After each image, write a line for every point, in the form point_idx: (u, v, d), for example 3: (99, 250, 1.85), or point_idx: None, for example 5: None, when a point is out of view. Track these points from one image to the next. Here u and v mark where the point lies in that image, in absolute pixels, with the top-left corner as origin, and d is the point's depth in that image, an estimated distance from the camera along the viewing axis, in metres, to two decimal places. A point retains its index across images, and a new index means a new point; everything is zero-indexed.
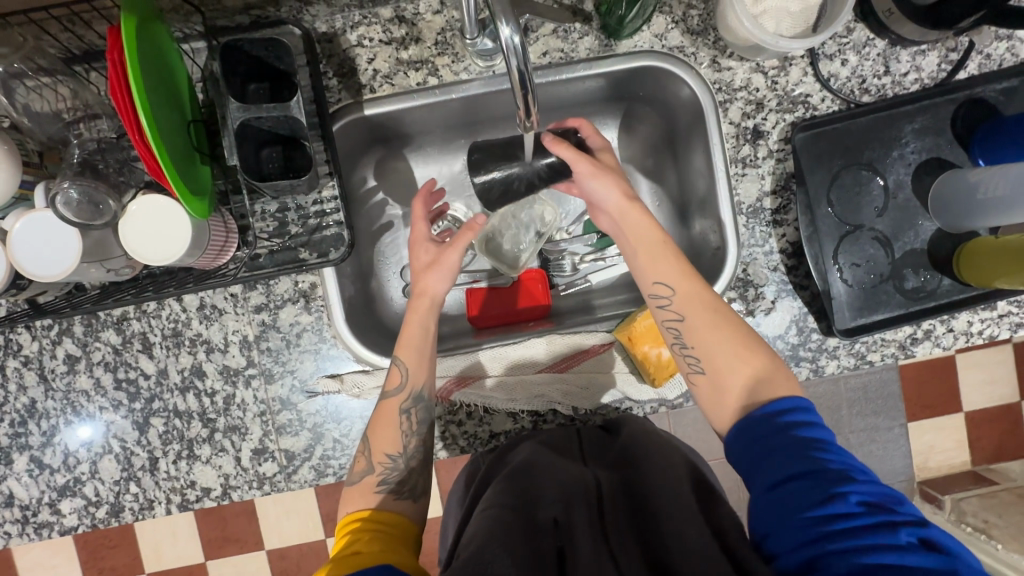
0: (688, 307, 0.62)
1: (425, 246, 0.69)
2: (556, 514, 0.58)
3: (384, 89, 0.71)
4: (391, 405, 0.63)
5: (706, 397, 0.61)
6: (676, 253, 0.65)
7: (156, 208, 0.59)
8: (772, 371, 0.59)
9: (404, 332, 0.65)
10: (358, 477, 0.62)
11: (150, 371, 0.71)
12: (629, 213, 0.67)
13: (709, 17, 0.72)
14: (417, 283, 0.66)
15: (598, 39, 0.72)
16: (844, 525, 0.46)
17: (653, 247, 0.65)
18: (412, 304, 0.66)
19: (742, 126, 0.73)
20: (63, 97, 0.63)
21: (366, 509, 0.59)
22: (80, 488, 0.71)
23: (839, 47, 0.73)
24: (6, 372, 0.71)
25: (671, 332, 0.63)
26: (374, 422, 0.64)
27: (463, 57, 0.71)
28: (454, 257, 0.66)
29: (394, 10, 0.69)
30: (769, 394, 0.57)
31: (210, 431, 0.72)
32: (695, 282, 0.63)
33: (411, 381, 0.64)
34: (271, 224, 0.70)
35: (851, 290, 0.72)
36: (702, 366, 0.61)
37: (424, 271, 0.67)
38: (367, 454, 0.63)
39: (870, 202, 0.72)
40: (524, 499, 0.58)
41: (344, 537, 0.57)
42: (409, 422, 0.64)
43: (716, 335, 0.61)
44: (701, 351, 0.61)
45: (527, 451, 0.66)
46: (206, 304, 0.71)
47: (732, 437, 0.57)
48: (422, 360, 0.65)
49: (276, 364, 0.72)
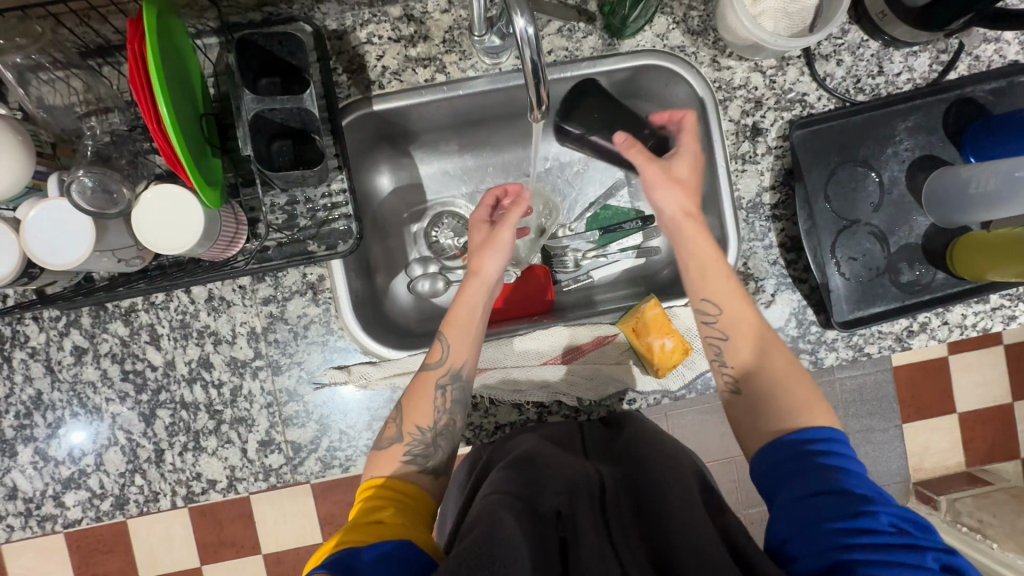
0: (733, 328, 0.64)
1: (480, 226, 0.76)
2: (559, 506, 0.60)
3: (393, 85, 0.72)
4: (428, 377, 0.65)
5: (740, 415, 0.62)
6: (728, 275, 0.66)
7: (168, 199, 0.59)
8: (813, 400, 0.59)
9: (454, 308, 0.69)
10: (385, 444, 0.63)
11: (157, 363, 0.72)
12: (682, 227, 0.69)
13: (709, 18, 0.74)
14: (471, 263, 0.72)
15: (602, 39, 0.74)
16: (871, 540, 0.46)
17: (705, 264, 0.67)
18: (467, 282, 0.71)
19: (742, 124, 0.75)
20: (76, 91, 0.63)
21: (383, 476, 0.60)
22: (85, 480, 0.71)
23: (834, 48, 0.75)
24: (13, 364, 0.71)
25: (713, 348, 0.66)
26: (409, 395, 0.65)
27: (470, 55, 0.72)
28: (506, 235, 0.72)
29: (403, 9, 0.71)
30: (808, 422, 0.57)
31: (217, 423, 0.72)
32: (747, 306, 0.65)
33: (450, 359, 0.66)
34: (280, 216, 0.71)
35: (849, 283, 0.74)
36: (739, 388, 0.63)
37: (479, 251, 0.72)
38: (399, 422, 0.64)
39: (866, 198, 0.74)
40: (530, 490, 0.60)
41: (361, 500, 0.58)
42: (444, 398, 0.65)
43: (759, 358, 0.63)
44: (742, 372, 0.63)
45: (530, 441, 0.67)
46: (214, 295, 0.71)
47: (763, 448, 0.58)
48: (465, 339, 0.67)
49: (284, 355, 0.72)
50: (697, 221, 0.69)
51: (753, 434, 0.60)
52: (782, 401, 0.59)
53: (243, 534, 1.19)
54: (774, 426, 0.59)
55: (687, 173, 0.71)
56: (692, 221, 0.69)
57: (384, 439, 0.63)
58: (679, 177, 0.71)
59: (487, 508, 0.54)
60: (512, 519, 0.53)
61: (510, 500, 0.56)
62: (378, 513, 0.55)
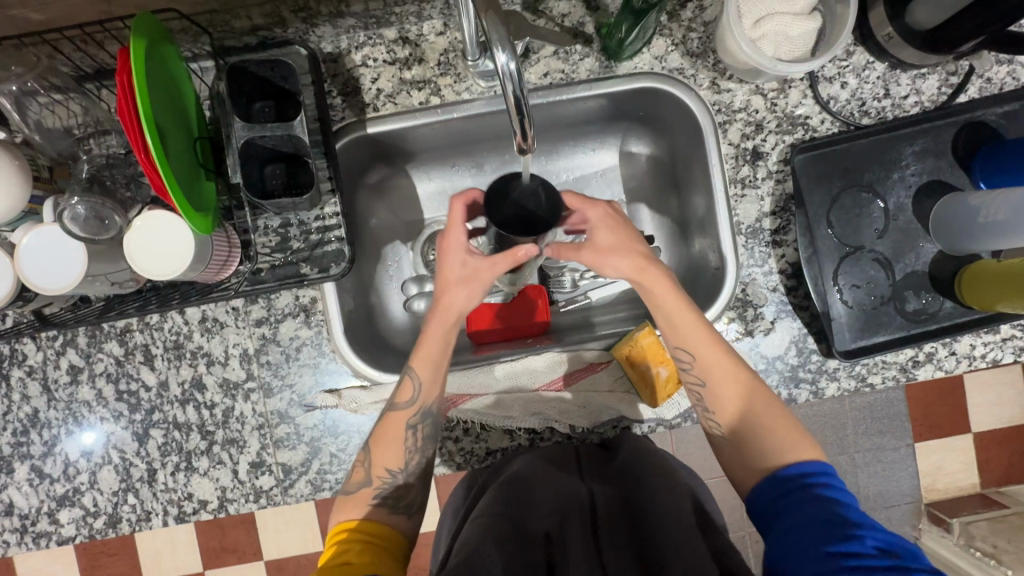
0: (709, 375, 0.63)
1: (461, 257, 0.65)
2: (548, 529, 0.61)
3: (387, 108, 0.72)
4: (397, 419, 0.64)
5: (727, 455, 0.62)
6: (697, 317, 0.64)
7: (160, 223, 0.60)
8: (796, 436, 0.59)
9: (422, 342, 0.66)
10: (354, 487, 0.64)
11: (151, 383, 0.72)
12: (651, 281, 0.65)
13: (708, 41, 0.73)
14: (440, 297, 0.66)
15: (599, 61, 0.73)
16: (859, 563, 0.46)
17: (675, 315, 0.64)
18: (434, 316, 0.66)
19: (741, 148, 0.74)
20: (74, 114, 0.65)
21: (354, 520, 0.61)
22: (79, 498, 0.72)
23: (838, 70, 0.73)
24: (11, 383, 0.72)
25: (695, 395, 0.65)
26: (377, 436, 0.65)
27: (465, 77, 0.72)
28: (488, 278, 0.65)
29: (398, 32, 0.71)
30: (794, 455, 0.57)
31: (209, 444, 0.72)
32: (719, 349, 0.63)
33: (421, 397, 0.65)
34: (273, 239, 0.71)
35: (851, 311, 0.72)
36: (722, 431, 0.62)
37: (453, 285, 0.65)
38: (368, 465, 0.64)
39: (871, 224, 0.72)
40: (518, 510, 0.59)
41: (335, 545, 0.59)
42: (415, 437, 0.65)
43: (739, 401, 0.62)
44: (723, 417, 0.62)
45: (522, 460, 0.68)
46: (208, 317, 0.72)
47: (752, 490, 0.58)
48: (435, 375, 0.65)
49: (276, 377, 0.72)
50: (656, 269, 0.65)
51: (742, 474, 0.60)
52: (765, 444, 0.59)
53: (244, 541, 1.20)
54: (756, 467, 0.58)
55: (612, 240, 0.67)
56: (652, 274, 0.65)
57: (352, 483, 0.64)
58: (604, 249, 0.66)
59: (474, 532, 0.55)
60: (496, 543, 0.53)
61: (497, 523, 0.57)
62: (348, 558, 0.56)
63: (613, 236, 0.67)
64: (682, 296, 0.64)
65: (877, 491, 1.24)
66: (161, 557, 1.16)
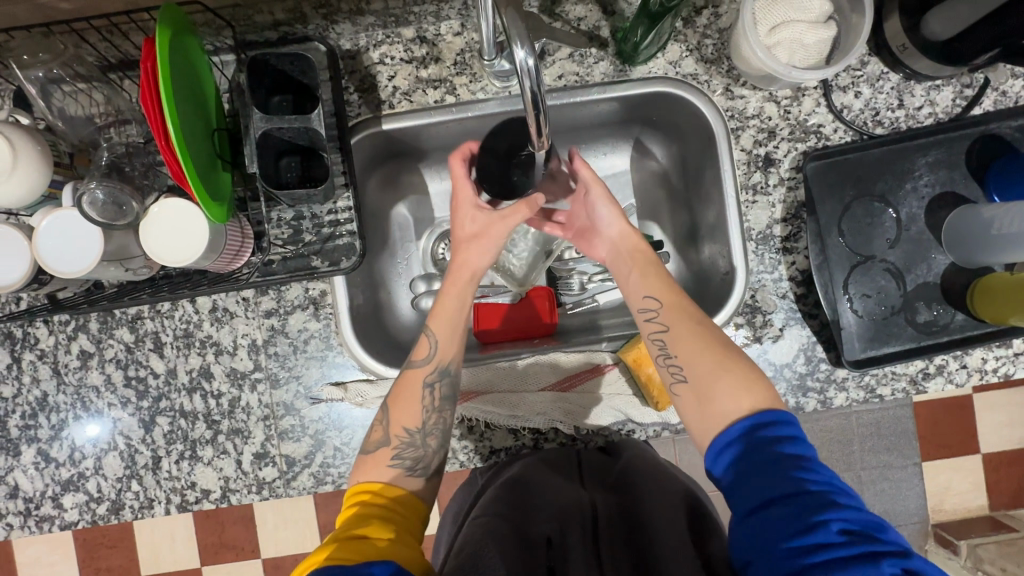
0: (673, 319, 0.64)
1: (470, 214, 0.70)
2: (549, 533, 0.62)
3: (402, 105, 0.73)
4: (415, 376, 0.65)
5: (690, 409, 0.61)
6: (660, 270, 0.69)
7: (176, 210, 0.60)
8: (754, 380, 0.59)
9: (438, 303, 0.68)
10: (374, 447, 0.63)
11: (159, 370, 0.73)
12: (629, 237, 0.73)
13: (723, 47, 0.73)
14: (457, 256, 0.69)
15: (613, 65, 0.74)
16: (826, 555, 0.47)
17: (646, 268, 0.69)
18: (453, 275, 0.69)
19: (753, 154, 0.74)
20: (97, 103, 0.66)
21: (377, 483, 0.61)
22: (83, 483, 0.72)
23: (853, 80, 0.73)
24: (22, 366, 0.73)
25: (657, 343, 0.64)
26: (393, 396, 0.65)
27: (480, 77, 0.73)
28: (500, 230, 0.69)
29: (416, 31, 0.72)
30: (758, 405, 0.58)
31: (214, 433, 0.73)
32: (678, 296, 0.66)
33: (438, 355, 0.65)
34: (286, 231, 0.71)
35: (862, 321, 0.72)
36: (685, 375, 0.62)
37: (465, 245, 0.69)
38: (386, 424, 0.64)
39: (882, 234, 0.72)
40: (519, 513, 0.61)
41: (354, 506, 0.59)
42: (432, 397, 0.65)
43: (702, 342, 0.62)
44: (688, 366, 0.62)
45: (521, 464, 0.68)
46: (218, 307, 0.72)
47: (715, 442, 0.58)
48: (454, 332, 0.66)
49: (282, 368, 0.73)
50: (633, 231, 0.73)
51: (707, 423, 0.59)
52: (730, 391, 0.59)
53: (243, 537, 1.21)
54: (722, 412, 0.58)
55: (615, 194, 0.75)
56: (630, 234, 0.73)
57: (371, 442, 0.64)
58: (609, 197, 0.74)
59: (472, 536, 0.56)
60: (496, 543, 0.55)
61: (496, 524, 0.58)
62: (366, 527, 0.55)
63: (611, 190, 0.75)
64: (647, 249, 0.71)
65: (883, 510, 1.22)
66: (160, 551, 1.19)
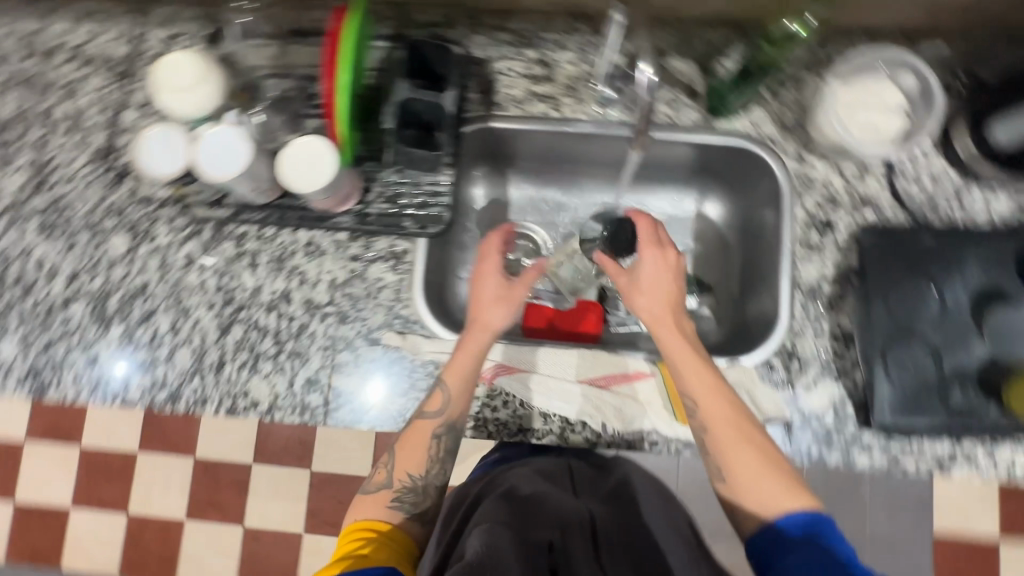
0: (712, 420, 0.67)
1: (495, 279, 0.75)
2: (551, 538, 0.70)
3: (513, 110, 0.84)
4: (425, 426, 0.71)
5: (727, 499, 0.67)
6: (704, 364, 0.69)
7: (310, 147, 0.70)
8: (792, 484, 0.64)
9: (454, 359, 0.72)
10: (376, 487, 0.71)
11: (248, 285, 0.82)
12: (662, 320, 0.71)
13: (803, 119, 0.81)
14: (476, 317, 0.73)
15: (702, 115, 0.83)
16: None
17: (689, 361, 0.69)
18: (472, 333, 0.73)
19: (814, 216, 0.80)
20: (268, 57, 0.81)
21: (377, 521, 0.68)
22: (155, 368, 0.80)
23: (917, 170, 0.80)
24: (136, 255, 0.83)
25: (698, 437, 0.69)
26: (401, 441, 0.72)
27: (585, 101, 0.84)
28: (521, 293, 0.74)
29: (539, 54, 0.83)
30: (793, 507, 0.63)
31: (278, 351, 0.80)
32: (722, 398, 0.67)
33: (449, 411, 0.71)
34: (387, 191, 0.81)
35: (896, 391, 0.74)
36: (724, 473, 0.67)
37: (490, 305, 0.73)
38: (390, 469, 0.71)
39: (926, 313, 0.76)
40: (522, 524, 0.71)
41: (355, 538, 0.67)
42: (437, 448, 0.72)
43: (741, 444, 0.66)
44: (723, 462, 0.67)
45: (519, 474, 0.82)
46: (313, 242, 0.82)
47: (749, 535, 0.64)
48: (464, 389, 0.71)
49: (353, 308, 0.80)
50: (674, 316, 0.72)
51: (740, 515, 0.66)
52: (758, 489, 0.64)
53: (232, 501, 1.17)
54: (757, 509, 0.64)
55: (650, 274, 0.75)
56: (667, 321, 0.71)
57: (374, 483, 0.71)
58: (641, 284, 0.74)
59: (482, 543, 0.65)
60: (508, 546, 0.65)
61: (502, 529, 0.68)
62: (365, 550, 0.64)
63: (655, 278, 0.74)
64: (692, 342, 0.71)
65: None
66: (150, 496, 1.15)
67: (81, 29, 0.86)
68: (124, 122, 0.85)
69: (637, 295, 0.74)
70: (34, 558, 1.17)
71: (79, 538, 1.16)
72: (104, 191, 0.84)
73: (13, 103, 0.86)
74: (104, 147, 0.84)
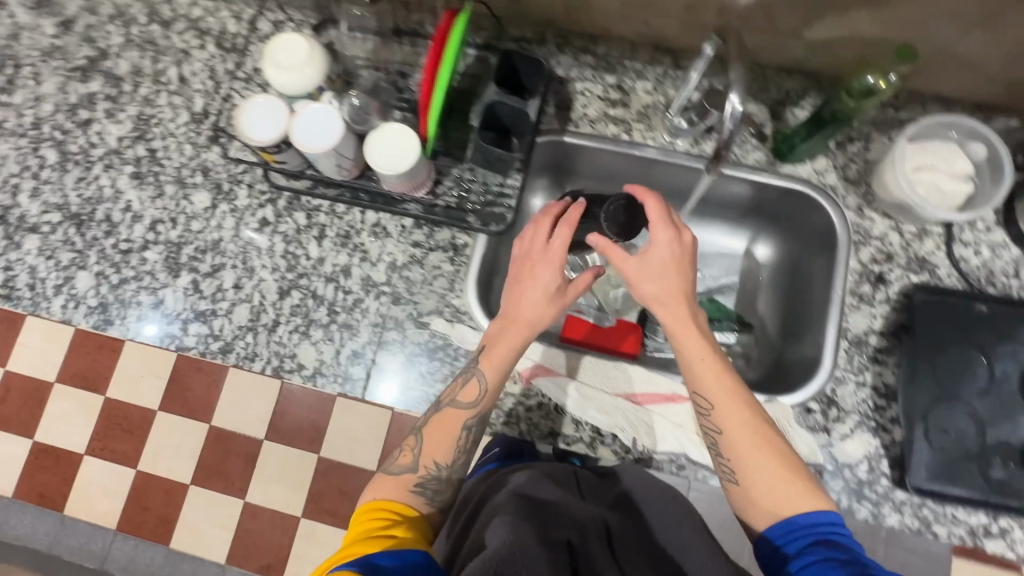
0: (727, 422, 0.66)
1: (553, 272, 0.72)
2: (569, 537, 0.60)
3: (585, 128, 0.88)
4: (455, 417, 0.71)
5: (740, 500, 0.66)
6: (719, 365, 0.68)
7: (396, 132, 0.75)
8: (806, 484, 0.64)
9: (492, 348, 0.71)
10: (399, 469, 0.69)
11: (312, 255, 0.86)
12: (676, 314, 0.69)
13: (866, 174, 0.84)
14: (513, 309, 0.71)
15: (767, 156, 0.85)
16: None
17: (701, 361, 0.68)
18: (512, 327, 0.71)
19: (868, 268, 0.81)
20: (365, 50, 0.87)
21: (395, 501, 0.66)
22: (212, 318, 0.84)
23: (976, 239, 0.81)
24: (215, 213, 0.88)
25: (713, 440, 0.68)
26: (430, 428, 0.71)
27: (656, 129, 0.87)
28: (571, 296, 0.73)
29: (617, 80, 0.88)
30: (806, 506, 0.62)
31: (331, 321, 0.83)
32: (738, 398, 0.67)
33: (484, 400, 0.70)
34: (457, 186, 0.85)
35: (934, 453, 0.73)
36: (737, 476, 0.66)
37: (536, 301, 0.71)
38: (416, 454, 0.69)
39: (973, 381, 0.75)
40: (537, 521, 0.61)
41: (377, 517, 0.64)
42: (466, 438, 0.71)
43: (755, 446, 0.65)
44: (738, 464, 0.66)
45: (524, 475, 0.68)
46: (379, 224, 0.86)
47: (759, 534, 0.64)
48: (500, 377, 0.71)
49: (407, 291, 0.84)
50: (685, 309, 0.70)
51: (751, 516, 0.65)
52: (772, 491, 0.63)
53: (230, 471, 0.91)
54: (769, 511, 0.63)
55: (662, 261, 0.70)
56: (679, 314, 0.69)
57: (398, 464, 0.70)
58: (650, 272, 0.70)
59: (501, 538, 0.56)
60: (529, 543, 0.56)
61: (517, 523, 0.58)
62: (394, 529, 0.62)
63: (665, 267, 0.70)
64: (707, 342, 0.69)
65: None
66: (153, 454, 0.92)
67: (201, 5, 0.95)
68: (224, 91, 0.92)
69: (646, 285, 0.70)
70: (41, 503, 0.94)
71: (84, 490, 0.93)
72: (197, 149, 0.90)
73: (129, 61, 0.94)
74: (205, 110, 0.91)
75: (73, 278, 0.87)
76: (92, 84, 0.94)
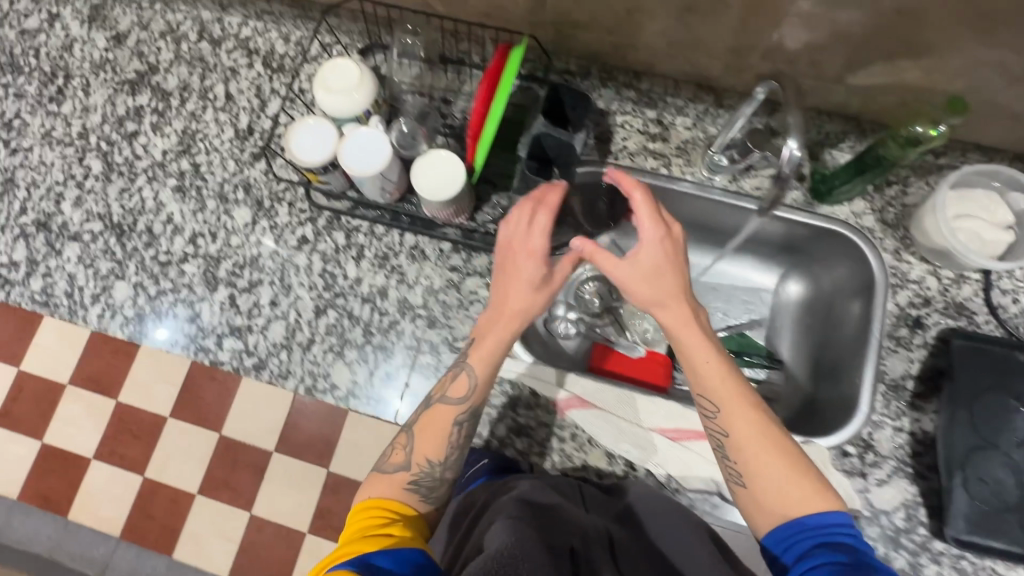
0: (732, 422, 0.63)
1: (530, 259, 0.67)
2: (574, 543, 0.60)
3: (625, 160, 0.89)
4: (444, 415, 0.67)
5: (748, 504, 0.62)
6: (722, 363, 0.65)
7: (442, 159, 0.76)
8: (815, 484, 0.60)
9: (481, 341, 0.68)
10: (392, 468, 0.65)
11: (349, 275, 0.86)
12: (676, 310, 0.67)
13: (903, 218, 0.84)
14: (503, 296, 0.68)
15: (805, 197, 0.86)
16: None
17: (703, 360, 0.65)
18: (501, 318, 0.68)
19: (905, 312, 0.81)
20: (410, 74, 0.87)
21: (386, 498, 0.63)
22: (247, 334, 0.85)
23: (1014, 286, 0.81)
24: (255, 229, 0.89)
25: (717, 443, 0.65)
26: (420, 425, 0.67)
27: (695, 164, 0.88)
28: (560, 277, 0.69)
29: (658, 114, 0.90)
30: (817, 507, 0.59)
31: (365, 341, 0.83)
32: (740, 395, 0.64)
33: (473, 396, 0.67)
34: (496, 214, 0.86)
35: (973, 504, 0.72)
36: (743, 478, 0.62)
37: (516, 287, 0.67)
38: (409, 452, 0.66)
39: (1012, 433, 0.74)
40: (543, 524, 0.60)
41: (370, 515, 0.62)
42: (457, 435, 0.67)
43: (761, 445, 0.62)
44: (743, 466, 0.62)
45: (529, 482, 0.68)
46: (417, 247, 0.87)
47: (768, 538, 0.60)
48: (489, 370, 0.68)
49: (443, 315, 0.84)
50: (684, 305, 0.67)
51: (759, 519, 0.61)
52: (780, 492, 0.60)
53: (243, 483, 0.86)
54: (779, 513, 0.60)
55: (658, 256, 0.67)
56: (679, 309, 0.67)
57: (390, 463, 0.66)
58: (646, 267, 0.67)
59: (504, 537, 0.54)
60: (534, 543, 0.54)
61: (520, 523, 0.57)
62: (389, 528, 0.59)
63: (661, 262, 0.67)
64: (709, 341, 0.66)
65: None
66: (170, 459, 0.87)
67: (250, 23, 0.96)
68: (269, 110, 0.93)
69: (642, 280, 0.67)
70: (44, 507, 0.89)
71: (89, 494, 0.88)
72: (240, 166, 0.91)
73: (178, 76, 0.96)
74: (250, 127, 0.93)
75: (110, 288, 0.88)
76: (140, 98, 0.96)
